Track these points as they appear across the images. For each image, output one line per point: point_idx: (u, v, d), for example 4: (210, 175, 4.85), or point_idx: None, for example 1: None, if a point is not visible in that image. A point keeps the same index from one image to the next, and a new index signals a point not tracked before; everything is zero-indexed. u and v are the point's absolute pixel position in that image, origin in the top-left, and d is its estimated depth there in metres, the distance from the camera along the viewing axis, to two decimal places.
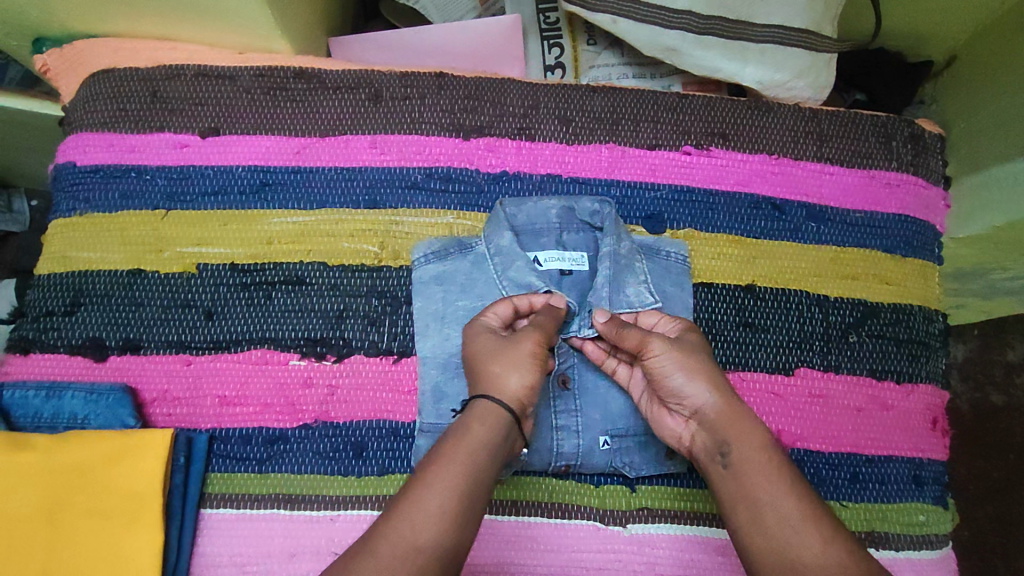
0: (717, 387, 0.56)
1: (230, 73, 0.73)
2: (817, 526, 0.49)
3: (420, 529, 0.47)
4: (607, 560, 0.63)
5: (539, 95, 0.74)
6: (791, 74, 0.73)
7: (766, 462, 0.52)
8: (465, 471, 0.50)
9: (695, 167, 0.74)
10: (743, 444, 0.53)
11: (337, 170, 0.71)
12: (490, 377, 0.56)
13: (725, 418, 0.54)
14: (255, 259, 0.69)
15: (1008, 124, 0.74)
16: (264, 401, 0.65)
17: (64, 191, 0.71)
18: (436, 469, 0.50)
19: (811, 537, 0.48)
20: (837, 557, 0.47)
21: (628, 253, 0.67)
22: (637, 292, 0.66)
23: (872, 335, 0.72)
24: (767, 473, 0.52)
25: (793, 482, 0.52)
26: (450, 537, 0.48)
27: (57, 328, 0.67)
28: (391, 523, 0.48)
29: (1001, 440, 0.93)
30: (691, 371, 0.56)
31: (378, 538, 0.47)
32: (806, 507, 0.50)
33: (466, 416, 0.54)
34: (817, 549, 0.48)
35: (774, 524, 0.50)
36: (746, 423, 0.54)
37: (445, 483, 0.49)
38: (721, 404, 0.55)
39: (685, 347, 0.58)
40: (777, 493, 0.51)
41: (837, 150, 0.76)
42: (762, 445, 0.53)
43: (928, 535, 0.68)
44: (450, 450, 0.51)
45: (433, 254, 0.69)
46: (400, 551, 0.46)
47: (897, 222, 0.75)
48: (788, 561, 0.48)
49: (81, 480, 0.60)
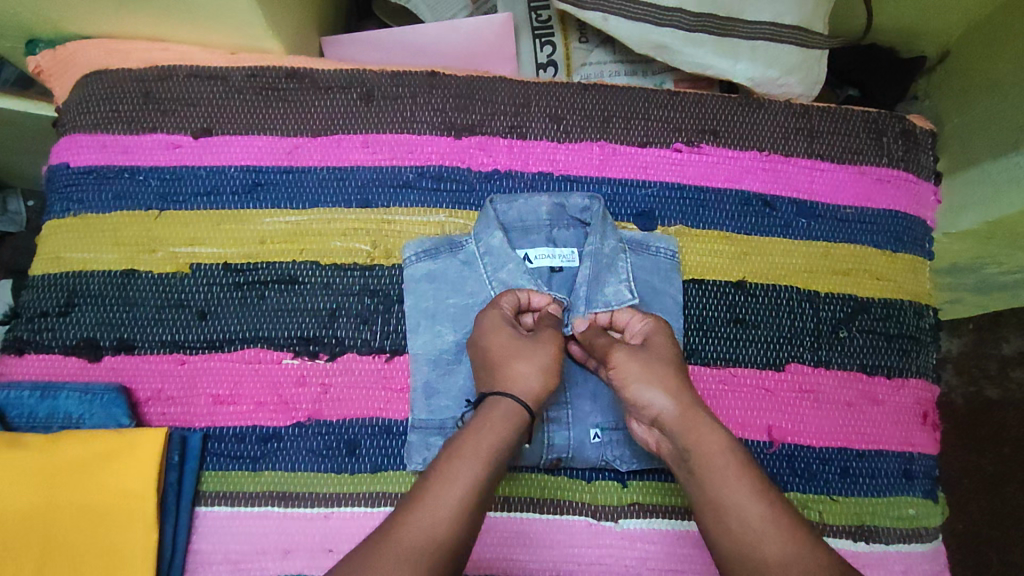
0: (673, 392, 0.55)
1: (222, 73, 0.73)
2: (781, 528, 0.48)
3: (438, 523, 0.47)
4: (600, 555, 0.64)
5: (530, 94, 0.75)
6: (782, 70, 0.73)
7: (727, 464, 0.51)
8: (485, 468, 0.50)
9: (686, 164, 0.75)
10: (702, 449, 0.52)
11: (329, 169, 0.72)
12: (511, 374, 0.56)
13: (682, 423, 0.54)
14: (247, 258, 0.69)
15: (999, 119, 0.74)
16: (258, 400, 0.66)
17: (58, 192, 0.72)
18: (456, 465, 0.50)
19: (774, 539, 0.48)
20: (801, 557, 0.46)
21: (611, 252, 0.68)
22: (616, 291, 0.66)
23: (864, 330, 0.72)
24: (728, 476, 0.51)
25: (756, 483, 0.51)
26: (465, 533, 0.47)
27: (52, 328, 0.68)
28: (406, 516, 0.47)
29: (995, 434, 0.94)
30: (647, 378, 0.56)
31: (394, 529, 0.46)
32: (771, 508, 0.49)
33: (485, 413, 0.54)
34: (780, 547, 0.47)
35: (738, 527, 0.49)
36: (705, 426, 0.53)
37: (465, 479, 0.49)
38: (678, 409, 0.54)
39: (644, 355, 0.57)
40: (740, 495, 0.50)
41: (827, 146, 0.76)
42: (723, 447, 0.52)
43: (919, 528, 0.69)
44: (470, 446, 0.51)
45: (424, 252, 0.69)
46: (417, 545, 0.45)
47: (887, 218, 0.75)
48: (753, 564, 0.48)
49: (76, 480, 0.60)
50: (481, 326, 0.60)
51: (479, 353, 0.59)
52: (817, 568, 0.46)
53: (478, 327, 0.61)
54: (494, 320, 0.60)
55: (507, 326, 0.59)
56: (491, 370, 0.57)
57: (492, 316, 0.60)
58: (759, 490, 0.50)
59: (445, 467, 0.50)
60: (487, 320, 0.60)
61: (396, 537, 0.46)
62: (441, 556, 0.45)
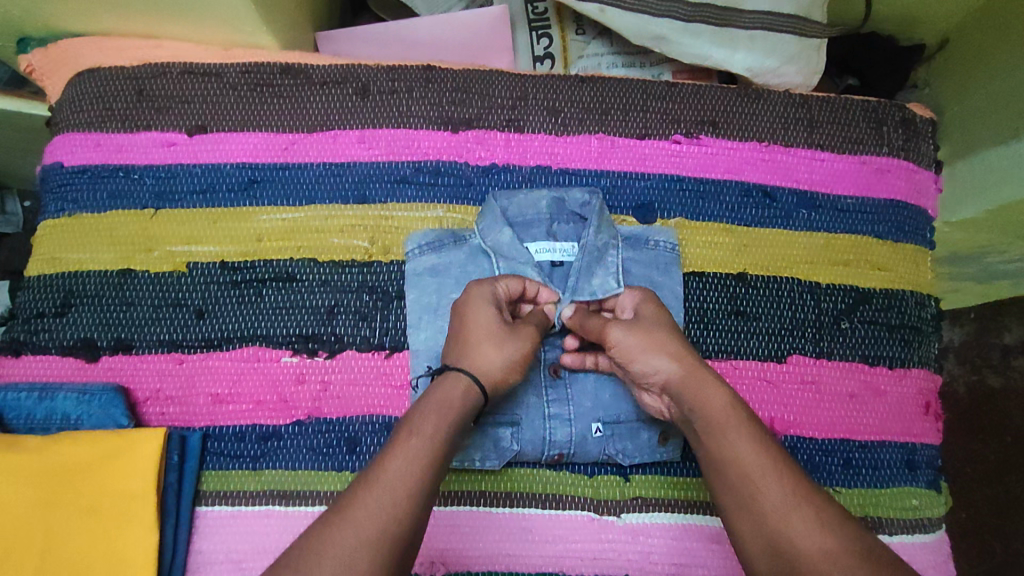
0: (677, 356, 0.55)
1: (216, 69, 0.72)
2: (779, 475, 0.48)
3: (399, 503, 0.45)
4: (602, 550, 0.64)
5: (527, 86, 0.74)
6: (781, 60, 0.73)
7: (731, 418, 0.51)
8: (442, 447, 0.50)
9: (686, 156, 0.74)
10: (706, 406, 0.52)
11: (326, 166, 0.71)
12: (478, 356, 0.56)
13: (688, 382, 0.54)
14: (245, 256, 0.69)
15: (1000, 106, 0.74)
16: (257, 398, 0.65)
17: (52, 192, 0.71)
18: (415, 442, 0.49)
19: (771, 490, 0.47)
20: (797, 503, 0.46)
21: (601, 247, 0.66)
22: (603, 282, 0.65)
23: (865, 321, 0.72)
24: (730, 429, 0.50)
25: (760, 437, 0.50)
26: (422, 510, 0.47)
27: (49, 329, 0.67)
28: (367, 492, 0.45)
29: (997, 422, 0.93)
30: (650, 348, 0.56)
31: (352, 506, 0.45)
32: (771, 454, 0.49)
33: (446, 388, 0.54)
34: (776, 496, 0.47)
35: (737, 477, 0.49)
36: (710, 384, 0.53)
37: (424, 456, 0.48)
38: (682, 369, 0.55)
39: (640, 325, 0.58)
40: (740, 447, 0.49)
41: (827, 136, 0.75)
42: (726, 403, 0.52)
43: (922, 519, 0.68)
44: (428, 423, 0.50)
45: (427, 245, 0.68)
46: (377, 526, 0.44)
47: (887, 208, 0.75)
48: (749, 511, 0.47)
49: (73, 481, 0.60)
50: (466, 297, 0.60)
51: (457, 322, 0.59)
52: (811, 514, 0.45)
53: (466, 296, 0.60)
54: (482, 294, 0.60)
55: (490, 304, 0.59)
56: (461, 347, 0.57)
57: (482, 290, 0.60)
58: (759, 441, 0.50)
59: (405, 443, 0.48)
60: (470, 293, 0.60)
61: (355, 519, 0.44)
62: (400, 538, 0.44)
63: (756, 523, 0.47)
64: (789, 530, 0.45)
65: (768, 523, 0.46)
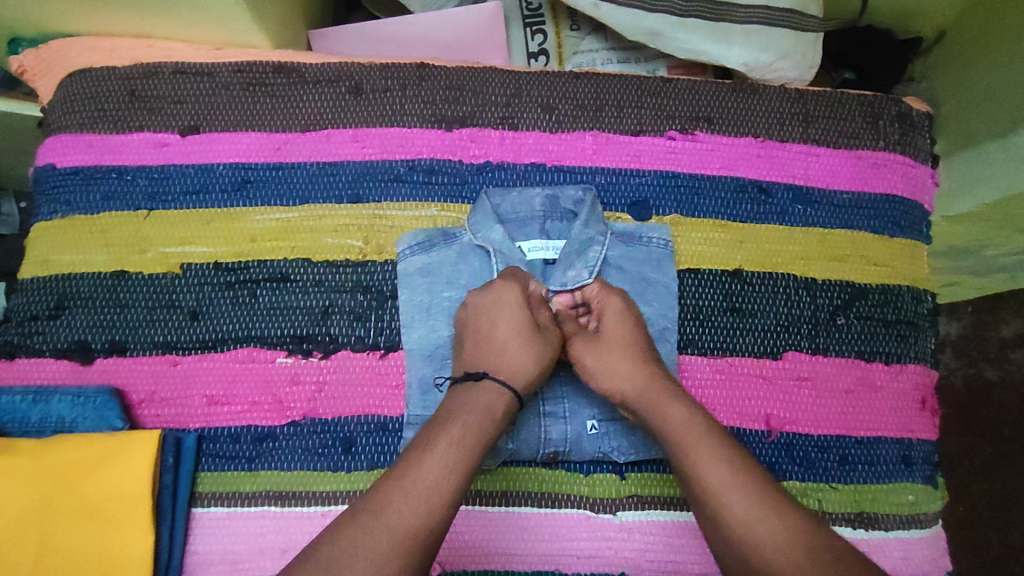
0: (634, 374, 0.59)
1: (208, 69, 0.72)
2: (745, 488, 0.51)
3: (432, 511, 0.49)
4: (598, 548, 0.64)
5: (521, 83, 0.74)
6: (776, 54, 0.72)
7: (694, 434, 0.55)
8: (474, 456, 0.53)
9: (681, 152, 0.74)
10: (667, 425, 0.56)
11: (319, 165, 0.71)
12: (517, 362, 0.59)
13: (646, 400, 0.58)
14: (238, 256, 0.69)
15: (997, 100, 0.73)
16: (252, 399, 0.65)
17: (45, 194, 0.71)
18: (454, 452, 0.52)
19: (734, 502, 0.51)
20: (762, 515, 0.50)
21: (586, 238, 0.67)
22: (577, 274, 0.67)
23: (861, 317, 0.72)
24: (692, 446, 0.54)
25: (724, 452, 0.53)
26: (449, 517, 0.50)
27: (42, 332, 0.67)
28: (401, 498, 0.49)
29: (994, 415, 0.93)
30: (610, 369, 0.60)
31: (386, 510, 0.48)
32: (734, 469, 0.52)
33: (489, 396, 0.56)
34: (742, 509, 0.50)
35: (704, 492, 0.53)
36: (668, 401, 0.57)
37: (458, 465, 0.51)
38: (642, 389, 0.59)
39: (599, 345, 0.61)
40: (702, 462, 0.53)
41: (823, 131, 0.75)
42: (685, 419, 0.56)
43: (918, 514, 0.69)
44: (461, 432, 0.53)
45: (418, 245, 0.68)
46: (409, 534, 0.48)
47: (884, 203, 0.74)
48: (719, 523, 0.51)
49: (70, 483, 0.60)
50: (487, 303, 0.62)
51: (486, 321, 0.61)
52: (775, 526, 0.49)
53: (494, 295, 0.62)
54: (512, 296, 0.62)
55: (514, 309, 0.61)
56: (497, 349, 0.59)
57: (506, 294, 0.62)
58: (723, 456, 0.53)
59: (443, 452, 0.51)
60: (492, 297, 0.62)
61: (388, 524, 0.48)
62: (428, 545, 0.48)
63: (725, 534, 0.51)
64: (758, 542, 0.49)
65: (735, 534, 0.50)
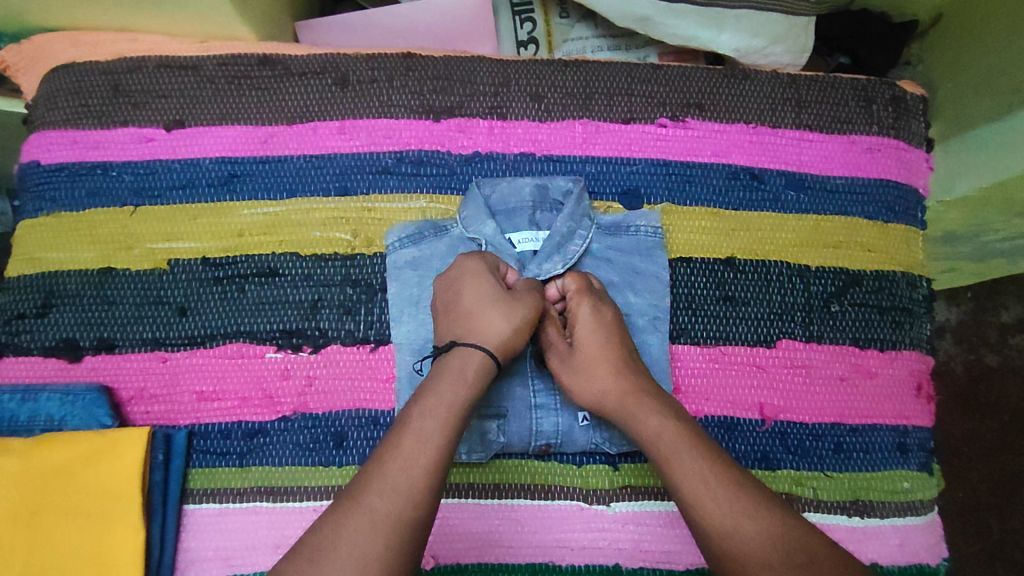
0: (610, 386, 0.59)
1: (193, 62, 0.71)
2: (724, 493, 0.51)
3: (413, 485, 0.48)
4: (592, 539, 0.63)
5: (509, 72, 0.73)
6: (769, 39, 0.71)
7: (668, 439, 0.55)
8: (453, 426, 0.52)
9: (672, 140, 0.73)
10: (642, 434, 0.57)
11: (306, 158, 0.70)
12: (485, 326, 0.58)
13: (623, 409, 0.58)
14: (226, 251, 0.68)
15: (992, 82, 0.72)
16: (242, 395, 0.65)
17: (30, 191, 0.71)
18: (430, 424, 0.51)
19: (710, 510, 0.50)
20: (737, 521, 0.49)
21: (567, 231, 0.67)
22: (553, 266, 0.66)
23: (855, 304, 0.71)
24: (668, 454, 0.54)
25: (699, 455, 0.53)
26: (434, 489, 0.49)
27: (30, 330, 0.67)
28: (379, 479, 0.49)
29: (994, 401, 0.93)
30: (582, 382, 0.60)
31: (367, 493, 0.48)
32: (711, 475, 0.52)
33: (462, 362, 0.56)
34: (721, 516, 0.50)
35: (680, 501, 0.52)
36: (645, 408, 0.57)
37: (437, 438, 0.51)
38: (614, 401, 0.59)
39: (575, 360, 0.61)
40: (676, 471, 0.53)
41: (815, 116, 0.74)
42: (658, 429, 0.56)
43: (913, 501, 0.68)
44: (437, 405, 0.53)
45: (408, 237, 0.68)
46: (393, 512, 0.47)
47: (877, 187, 0.74)
48: (697, 529, 0.51)
49: (59, 482, 0.60)
50: (461, 272, 0.61)
51: (452, 292, 0.61)
52: (751, 532, 0.49)
53: (459, 270, 0.61)
54: (474, 267, 0.61)
55: (488, 279, 0.61)
56: (466, 318, 0.59)
57: (467, 267, 0.61)
58: (699, 460, 0.53)
59: (418, 426, 0.51)
60: (464, 265, 0.61)
61: (370, 506, 0.47)
62: (412, 520, 0.47)
63: (704, 539, 0.50)
64: (734, 549, 0.48)
65: (711, 540, 0.50)
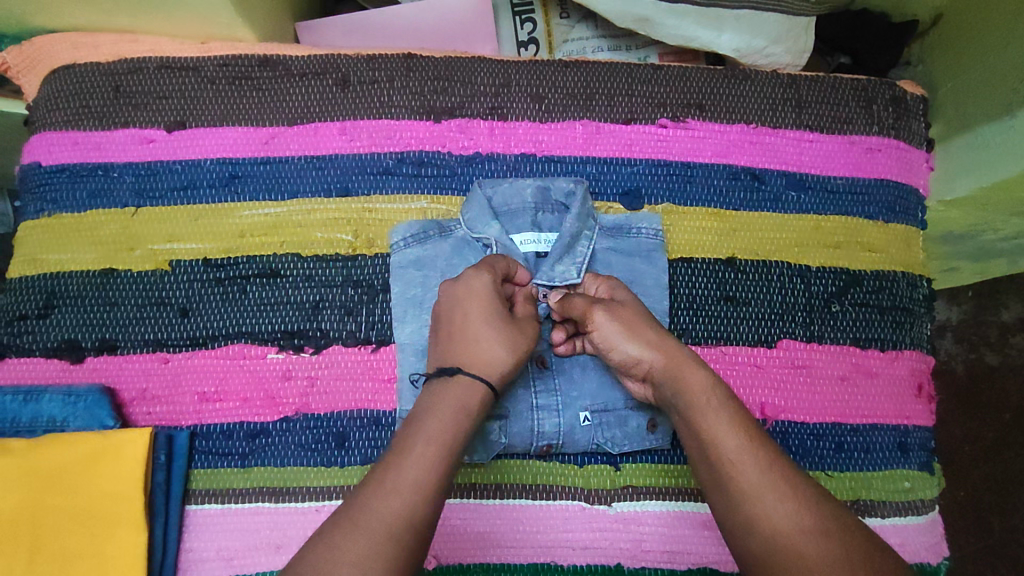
0: (656, 344, 0.57)
1: (193, 64, 0.71)
2: (758, 457, 0.49)
3: (409, 509, 0.47)
4: (593, 539, 0.63)
5: (510, 72, 0.73)
6: (769, 39, 0.72)
7: (710, 401, 0.53)
8: (448, 452, 0.51)
9: (672, 140, 0.73)
10: (687, 387, 0.54)
11: (307, 158, 0.70)
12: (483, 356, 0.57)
13: (670, 363, 0.56)
14: (226, 252, 0.68)
15: (992, 82, 0.72)
16: (244, 396, 0.65)
17: (32, 192, 0.71)
18: (426, 449, 0.50)
19: (747, 468, 0.49)
20: (772, 483, 0.48)
21: (574, 233, 0.66)
22: (565, 270, 0.65)
23: (856, 304, 0.71)
24: (708, 411, 0.52)
25: (736, 415, 0.52)
26: (429, 516, 0.48)
27: (32, 331, 0.67)
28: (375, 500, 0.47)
29: (995, 400, 0.93)
30: (630, 333, 0.58)
31: (363, 512, 0.46)
32: (748, 439, 0.50)
33: (458, 390, 0.55)
34: (755, 477, 0.48)
35: (717, 458, 0.50)
36: (689, 367, 0.55)
37: (433, 462, 0.50)
38: (665, 356, 0.56)
39: (623, 313, 0.59)
40: (717, 427, 0.51)
41: (815, 116, 0.74)
42: (707, 384, 0.53)
43: (914, 500, 0.68)
44: (434, 430, 0.51)
45: (413, 237, 0.68)
46: (390, 535, 0.46)
47: (878, 188, 0.74)
48: (727, 489, 0.49)
49: (60, 483, 0.60)
50: (467, 289, 0.60)
51: (456, 311, 0.59)
52: (785, 493, 0.47)
53: (465, 287, 0.60)
54: (480, 286, 0.59)
55: (493, 299, 0.59)
56: (465, 342, 0.57)
57: (475, 283, 0.60)
58: (736, 422, 0.51)
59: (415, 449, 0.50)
60: (472, 281, 0.60)
61: (367, 526, 0.46)
62: (408, 544, 0.46)
63: (734, 500, 0.49)
64: (768, 512, 0.47)
65: (743, 502, 0.48)
